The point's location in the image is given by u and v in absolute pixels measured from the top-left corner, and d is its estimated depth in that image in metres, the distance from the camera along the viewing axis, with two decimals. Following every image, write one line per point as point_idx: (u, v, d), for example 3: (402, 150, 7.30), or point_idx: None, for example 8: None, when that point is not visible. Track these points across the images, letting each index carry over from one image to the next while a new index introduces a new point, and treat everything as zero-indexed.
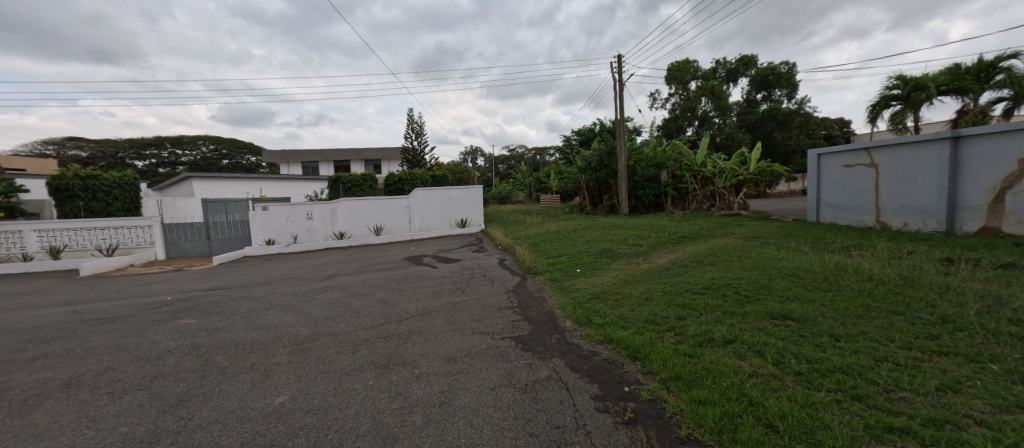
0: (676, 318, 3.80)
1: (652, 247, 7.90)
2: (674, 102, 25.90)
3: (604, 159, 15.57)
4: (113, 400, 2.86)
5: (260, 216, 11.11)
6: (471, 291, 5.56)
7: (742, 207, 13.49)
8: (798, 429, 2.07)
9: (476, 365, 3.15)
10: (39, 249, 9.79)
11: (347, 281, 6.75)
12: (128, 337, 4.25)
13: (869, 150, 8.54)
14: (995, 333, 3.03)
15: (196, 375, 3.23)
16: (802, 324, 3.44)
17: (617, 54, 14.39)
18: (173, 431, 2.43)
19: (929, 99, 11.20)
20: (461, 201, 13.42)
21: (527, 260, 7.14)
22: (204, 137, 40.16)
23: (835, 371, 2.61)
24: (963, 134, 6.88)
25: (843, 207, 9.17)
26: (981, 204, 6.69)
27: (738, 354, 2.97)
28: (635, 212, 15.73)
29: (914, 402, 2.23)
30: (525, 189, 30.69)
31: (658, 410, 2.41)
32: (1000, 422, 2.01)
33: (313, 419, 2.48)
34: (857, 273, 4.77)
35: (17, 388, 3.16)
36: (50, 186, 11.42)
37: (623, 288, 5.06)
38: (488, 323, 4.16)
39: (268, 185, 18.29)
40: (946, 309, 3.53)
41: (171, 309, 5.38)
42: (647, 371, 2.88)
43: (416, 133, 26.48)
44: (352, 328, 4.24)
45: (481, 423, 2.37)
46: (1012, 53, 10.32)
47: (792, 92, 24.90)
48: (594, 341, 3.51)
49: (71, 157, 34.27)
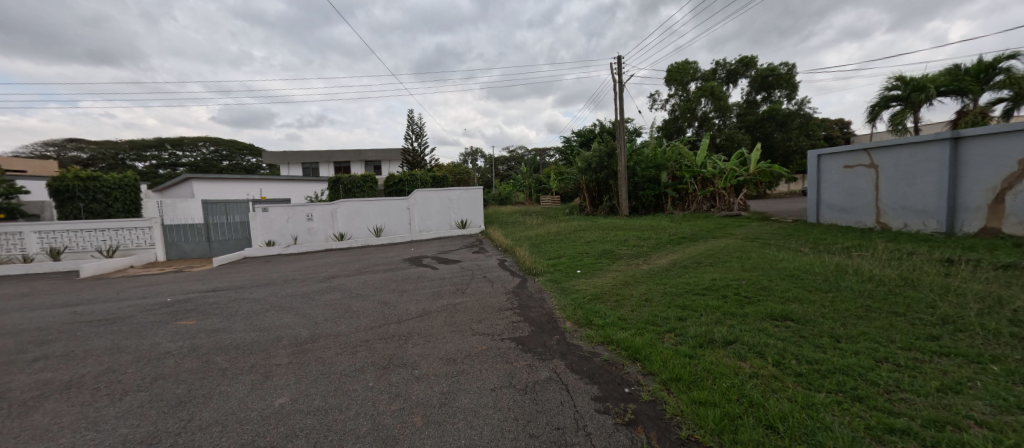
0: (677, 319, 3.79)
1: (652, 248, 7.89)
2: (674, 103, 25.92)
3: (604, 160, 15.59)
4: (113, 402, 2.86)
5: (260, 217, 11.10)
6: (472, 292, 5.56)
7: (742, 208, 13.49)
8: (799, 430, 2.07)
9: (476, 366, 3.15)
10: (39, 251, 9.80)
11: (347, 282, 6.75)
12: (128, 339, 4.25)
13: (869, 151, 8.55)
14: (996, 334, 3.03)
15: (196, 377, 3.22)
16: (802, 325, 3.44)
17: (617, 56, 14.39)
18: (173, 433, 2.43)
19: (929, 99, 11.21)
20: (461, 202, 13.43)
21: (527, 261, 7.14)
22: (204, 138, 40.24)
23: (835, 372, 2.60)
24: (962, 135, 6.89)
25: (843, 208, 9.17)
26: (981, 205, 6.69)
27: (738, 355, 2.97)
28: (635, 213, 15.73)
29: (915, 403, 2.23)
30: (525, 190, 30.70)
31: (659, 411, 2.41)
32: (1000, 423, 2.01)
33: (313, 420, 2.47)
34: (858, 274, 4.76)
35: (17, 389, 3.16)
36: (50, 187, 11.42)
37: (623, 289, 5.06)
38: (489, 324, 4.16)
39: (268, 187, 18.30)
40: (946, 310, 3.53)
41: (171, 311, 5.37)
42: (647, 372, 2.88)
43: (417, 134, 26.52)
44: (352, 329, 4.25)
45: (481, 424, 2.36)
46: (1012, 53, 10.33)
47: (792, 92, 24.92)
48: (595, 342, 3.51)
49: (72, 159, 34.33)
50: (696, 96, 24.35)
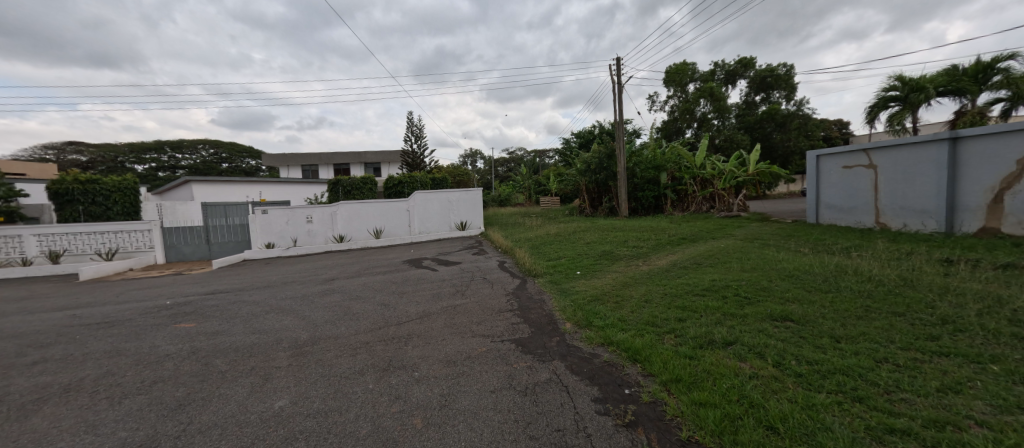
0: (676, 320, 3.79)
1: (652, 249, 7.90)
2: (673, 104, 25.95)
3: (604, 161, 15.60)
4: (113, 405, 2.86)
5: (260, 220, 11.10)
6: (471, 294, 5.55)
7: (742, 209, 13.50)
8: (799, 431, 2.07)
9: (476, 368, 3.15)
10: (38, 254, 9.80)
11: (346, 284, 6.75)
12: (128, 342, 4.25)
13: (867, 151, 8.57)
14: (996, 334, 3.03)
15: (196, 380, 3.22)
16: (802, 326, 3.44)
17: (616, 57, 14.41)
18: (173, 436, 2.42)
19: (928, 100, 11.23)
20: (461, 203, 13.42)
21: (527, 262, 7.15)
22: (204, 141, 40.29)
23: (835, 372, 2.60)
24: (960, 135, 6.91)
25: (842, 208, 9.19)
26: (980, 205, 6.70)
27: (738, 356, 2.97)
28: (634, 214, 15.73)
29: (915, 403, 2.23)
30: (525, 191, 30.75)
31: (659, 412, 2.40)
32: (1001, 423, 2.00)
33: (313, 423, 2.47)
34: (857, 274, 4.77)
35: (16, 392, 3.15)
36: (50, 190, 11.41)
37: (623, 290, 5.06)
38: (488, 326, 4.16)
39: (268, 189, 18.29)
40: (945, 310, 3.53)
41: (170, 314, 5.37)
42: (647, 373, 2.88)
43: (416, 136, 26.55)
44: (351, 331, 4.25)
45: (481, 426, 2.36)
46: (1010, 53, 10.35)
47: (791, 93, 24.95)
48: (594, 343, 3.51)
49: (72, 162, 34.34)
50: (695, 97, 24.37)
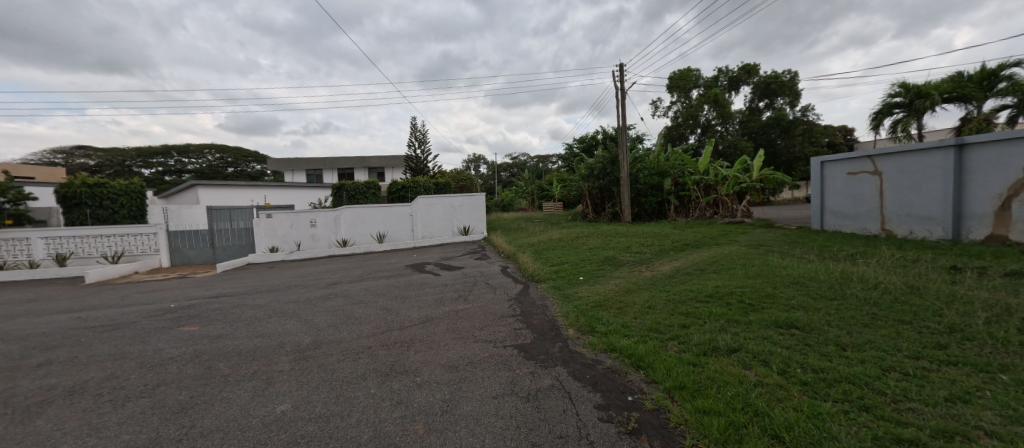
0: (680, 327, 3.77)
1: (655, 254, 7.90)
2: (675, 110, 25.99)
3: (607, 166, 15.38)
4: (115, 408, 2.86)
5: (264, 223, 11.25)
6: (473, 299, 5.53)
7: (744, 215, 13.51)
8: (805, 440, 2.04)
9: (478, 373, 3.15)
10: (45, 256, 9.94)
11: (348, 288, 6.75)
12: (131, 345, 4.28)
13: (871, 157, 8.55)
14: (1004, 342, 3.00)
15: (198, 383, 3.23)
16: (807, 333, 3.41)
17: (617, 64, 14.40)
18: (174, 439, 2.43)
19: (933, 106, 11.06)
20: (463, 208, 13.34)
21: (529, 267, 7.17)
22: (210, 146, 41.08)
23: (842, 381, 2.57)
24: (966, 142, 6.87)
25: (847, 214, 9.13)
26: (987, 212, 6.64)
27: (743, 363, 2.94)
28: (637, 219, 15.64)
29: (923, 412, 2.20)
30: (527, 196, 30.84)
31: (662, 420, 2.38)
32: (1010, 434, 1.97)
33: (314, 428, 2.47)
34: (863, 281, 4.75)
35: (20, 395, 3.17)
36: (58, 194, 11.53)
37: (626, 296, 5.05)
38: (491, 331, 4.15)
39: (272, 193, 18.47)
40: (953, 318, 3.49)
41: (174, 317, 5.41)
42: (650, 380, 2.86)
43: (420, 141, 26.82)
44: (353, 335, 4.24)
45: (482, 432, 2.35)
46: (1015, 61, 10.38)
47: (794, 100, 24.99)
48: (597, 349, 3.48)
49: (80, 166, 34.72)
50: (698, 103, 24.36)
